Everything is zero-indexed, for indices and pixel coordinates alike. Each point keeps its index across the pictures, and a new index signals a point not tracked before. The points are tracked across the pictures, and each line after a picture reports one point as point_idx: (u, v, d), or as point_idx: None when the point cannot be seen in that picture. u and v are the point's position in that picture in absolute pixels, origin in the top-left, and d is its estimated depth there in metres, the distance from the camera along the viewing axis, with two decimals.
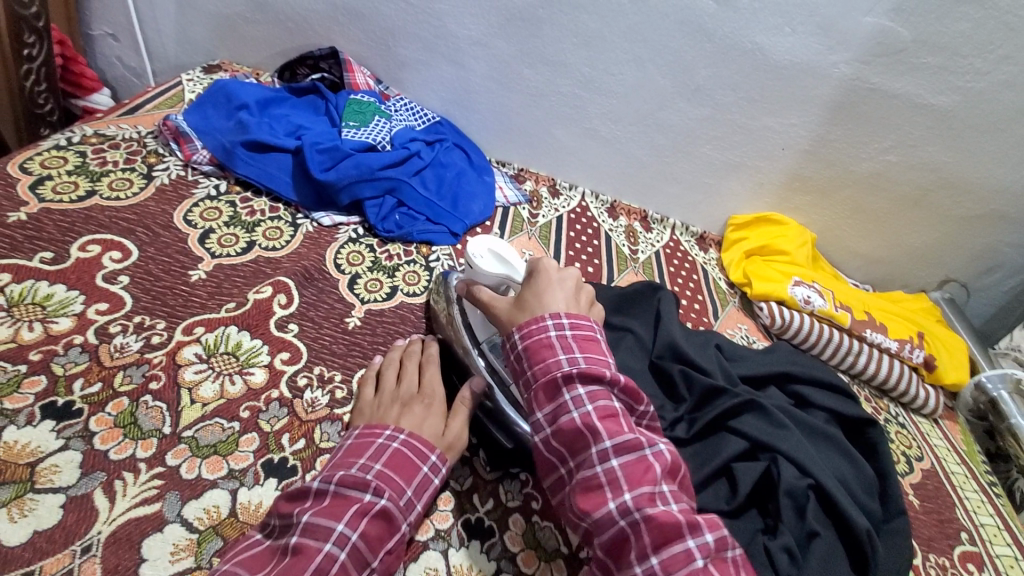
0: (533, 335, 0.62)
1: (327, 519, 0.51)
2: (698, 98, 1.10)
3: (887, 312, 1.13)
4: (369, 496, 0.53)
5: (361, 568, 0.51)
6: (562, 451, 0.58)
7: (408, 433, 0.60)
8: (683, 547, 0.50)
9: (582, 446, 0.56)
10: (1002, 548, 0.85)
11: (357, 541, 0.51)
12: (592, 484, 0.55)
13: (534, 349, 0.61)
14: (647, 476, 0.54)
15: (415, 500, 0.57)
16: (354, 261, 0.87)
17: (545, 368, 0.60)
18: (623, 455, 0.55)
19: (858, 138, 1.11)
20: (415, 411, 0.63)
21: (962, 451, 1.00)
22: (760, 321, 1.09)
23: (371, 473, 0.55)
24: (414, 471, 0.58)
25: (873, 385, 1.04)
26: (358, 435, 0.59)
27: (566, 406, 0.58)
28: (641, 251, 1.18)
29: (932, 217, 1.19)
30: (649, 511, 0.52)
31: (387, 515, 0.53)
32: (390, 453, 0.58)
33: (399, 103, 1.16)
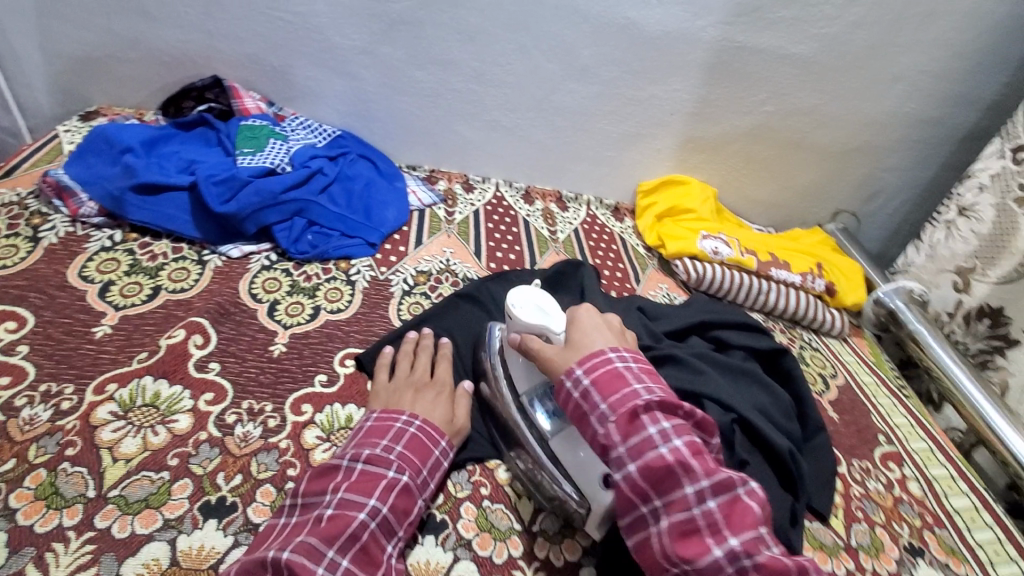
0: (601, 368, 0.60)
1: (359, 494, 0.57)
2: (586, 77, 1.15)
3: (789, 249, 1.22)
4: (393, 472, 0.59)
5: (389, 536, 0.57)
6: (648, 488, 0.54)
7: (423, 418, 0.66)
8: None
9: (672, 485, 0.53)
10: (918, 443, 0.94)
11: (388, 511, 0.57)
12: (691, 527, 0.52)
13: (605, 383, 0.59)
14: (749, 519, 0.52)
15: (430, 478, 0.63)
16: (271, 288, 0.86)
17: (622, 400, 0.57)
18: (719, 495, 0.53)
19: (738, 93, 1.19)
20: (427, 395, 0.71)
21: (872, 363, 1.10)
22: (678, 278, 1.16)
23: (394, 453, 0.61)
24: (428, 452, 0.63)
25: (786, 317, 1.13)
26: (376, 419, 0.65)
27: (652, 440, 0.55)
28: (560, 230, 1.22)
29: (815, 156, 1.29)
30: (759, 556, 0.50)
31: (409, 489, 0.60)
32: (407, 437, 0.63)
33: (295, 123, 1.16)
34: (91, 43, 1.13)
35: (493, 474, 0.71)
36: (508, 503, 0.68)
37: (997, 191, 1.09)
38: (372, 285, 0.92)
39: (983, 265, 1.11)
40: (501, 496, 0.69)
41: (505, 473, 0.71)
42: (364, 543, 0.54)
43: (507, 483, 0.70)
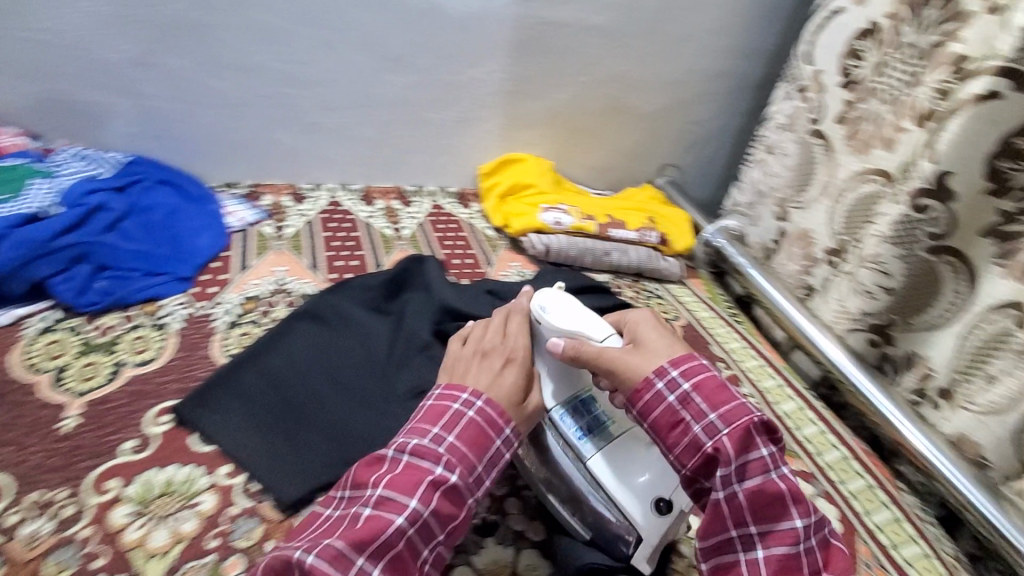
0: (707, 377, 0.61)
1: (400, 493, 0.54)
2: (400, 66, 1.14)
3: (623, 208, 1.29)
4: (441, 469, 0.57)
5: (427, 539, 0.55)
6: (754, 511, 0.56)
7: (484, 399, 0.63)
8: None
9: (777, 517, 0.57)
10: (751, 362, 1.05)
11: (431, 513, 0.55)
12: (791, 563, 0.55)
13: (713, 393, 0.60)
14: (843, 564, 0.57)
15: (484, 474, 0.60)
16: (56, 353, 0.74)
17: (736, 415, 0.58)
18: (817, 535, 0.57)
19: (552, 66, 1.23)
20: (495, 364, 0.69)
21: (707, 298, 1.21)
22: (528, 254, 1.17)
23: (444, 446, 0.58)
24: (484, 446, 0.61)
25: (632, 272, 1.20)
26: (439, 397, 0.63)
27: (765, 463, 0.57)
28: (405, 227, 1.18)
29: (634, 118, 1.37)
30: None
31: (459, 490, 0.57)
32: (463, 425, 0.60)
33: (66, 155, 0.99)
34: None
35: None
36: None
37: (797, 131, 1.22)
38: (190, 323, 0.82)
39: (794, 193, 1.22)
40: None
41: None
42: (398, 550, 0.53)
43: None
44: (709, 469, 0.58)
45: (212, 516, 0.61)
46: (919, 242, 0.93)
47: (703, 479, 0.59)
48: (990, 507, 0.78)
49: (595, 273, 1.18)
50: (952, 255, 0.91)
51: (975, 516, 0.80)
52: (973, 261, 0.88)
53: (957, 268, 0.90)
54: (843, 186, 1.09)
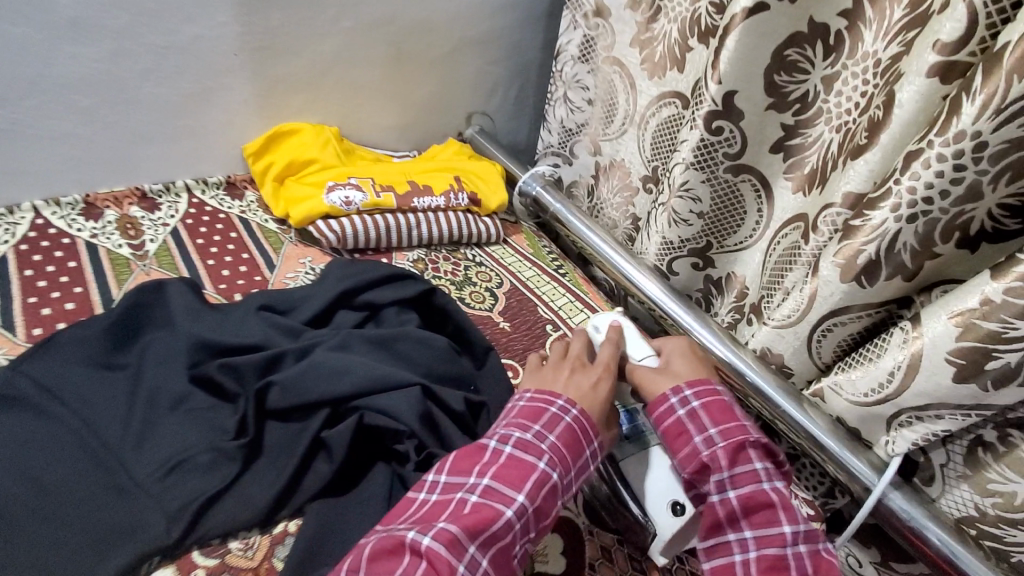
0: (711, 394, 0.67)
1: (508, 486, 0.55)
2: (81, 33, 0.85)
3: (427, 171, 1.15)
4: (541, 466, 0.57)
5: (525, 535, 0.55)
6: (741, 514, 0.60)
7: (579, 409, 0.63)
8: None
9: (766, 523, 0.59)
10: (579, 317, 1.00)
11: (533, 510, 0.55)
12: (779, 565, 0.57)
13: (714, 408, 0.66)
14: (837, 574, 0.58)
15: (573, 479, 0.61)
16: None
17: (732, 429, 0.64)
18: (811, 543, 0.59)
19: (302, 13, 1.00)
20: (586, 376, 0.69)
21: (530, 255, 1.13)
22: (321, 245, 1.00)
23: (547, 444, 0.59)
24: (578, 450, 0.61)
25: (446, 243, 1.08)
26: (534, 398, 0.64)
27: (758, 474, 0.61)
28: (149, 239, 0.93)
29: (423, 65, 1.20)
30: None
31: (554, 488, 0.58)
32: (564, 426, 0.61)
33: None
34: None
35: None
36: None
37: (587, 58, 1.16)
38: None
39: (602, 127, 1.16)
40: None
41: None
42: (501, 543, 0.53)
43: None
44: (706, 475, 0.63)
45: None
46: (720, 164, 0.87)
47: (700, 484, 0.63)
48: (787, 402, 0.82)
49: (406, 250, 1.04)
50: (750, 174, 0.87)
51: (783, 423, 0.84)
52: (767, 177, 0.86)
53: (757, 186, 0.87)
54: (643, 112, 1.05)
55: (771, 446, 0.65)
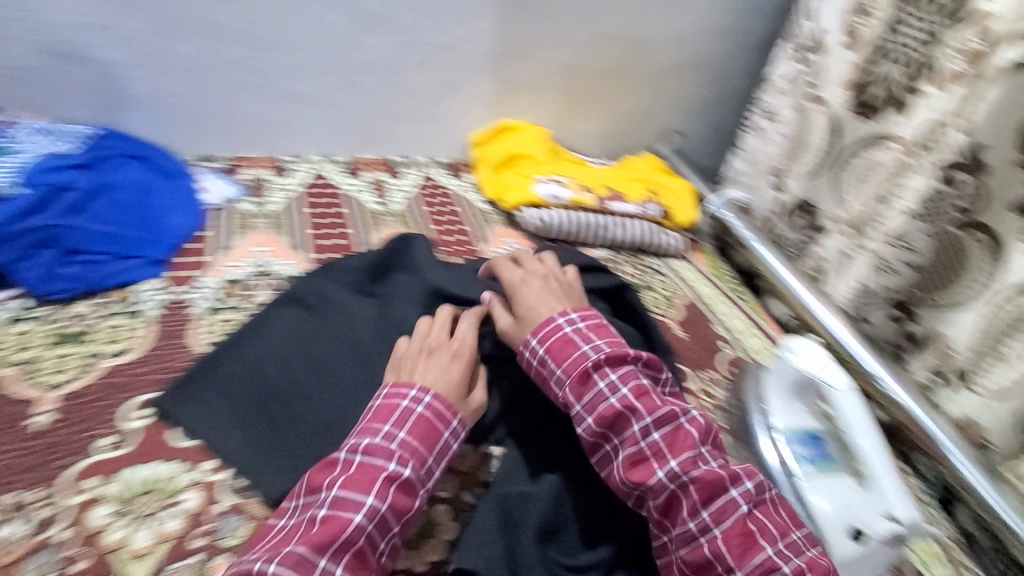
0: (551, 336, 0.67)
1: (356, 492, 0.54)
2: (378, 26, 1.02)
3: (624, 179, 1.24)
4: (393, 466, 0.56)
5: (387, 534, 0.54)
6: (603, 432, 0.62)
7: (433, 394, 0.62)
8: (728, 499, 0.58)
9: (621, 424, 0.61)
10: (753, 342, 1.04)
11: (388, 509, 0.54)
12: (639, 458, 0.60)
13: (557, 349, 0.66)
14: (687, 442, 0.60)
15: (435, 466, 0.60)
16: (25, 343, 0.70)
17: (573, 362, 0.64)
18: (663, 427, 0.61)
19: (542, 27, 1.14)
20: (440, 360, 0.66)
21: (712, 275, 1.18)
22: (524, 229, 1.13)
23: (395, 443, 0.57)
24: (436, 438, 0.60)
25: (632, 247, 1.15)
26: (384, 397, 0.61)
27: (603, 393, 0.62)
28: (394, 201, 1.13)
29: (634, 80, 1.29)
30: (695, 472, 0.58)
31: (410, 484, 0.57)
32: (415, 419, 0.60)
33: (25, 130, 0.90)
34: None
35: None
36: None
37: (794, 91, 1.15)
38: (167, 310, 0.78)
39: (788, 163, 1.16)
40: None
41: None
42: (360, 545, 0.52)
43: None
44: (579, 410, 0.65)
45: (198, 514, 0.60)
46: (947, 217, 0.86)
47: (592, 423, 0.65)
48: (978, 476, 0.78)
49: (592, 246, 1.13)
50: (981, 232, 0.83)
51: (969, 496, 0.79)
52: (1001, 237, 0.81)
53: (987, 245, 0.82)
54: (848, 148, 1.04)
55: (613, 359, 0.65)
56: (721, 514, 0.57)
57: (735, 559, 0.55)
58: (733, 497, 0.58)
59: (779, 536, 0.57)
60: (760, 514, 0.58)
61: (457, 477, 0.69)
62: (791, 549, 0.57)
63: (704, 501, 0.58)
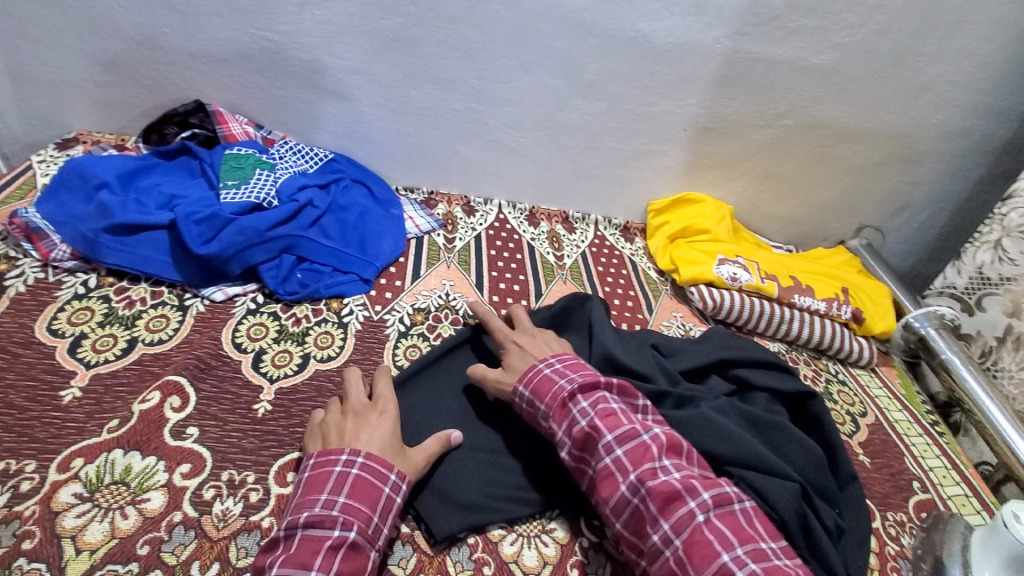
0: (532, 377, 0.69)
1: (298, 568, 0.50)
2: (593, 93, 1.06)
3: (811, 273, 1.16)
4: (338, 531, 0.54)
5: None
6: (578, 454, 0.64)
7: (365, 454, 0.60)
8: (686, 510, 0.56)
9: (590, 444, 0.63)
10: (952, 489, 0.90)
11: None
12: (604, 473, 0.60)
13: (537, 387, 0.68)
14: (647, 455, 0.60)
15: (383, 524, 0.57)
16: (256, 335, 0.79)
17: (550, 395, 0.67)
18: (624, 442, 0.61)
19: (753, 108, 1.10)
20: (368, 420, 0.65)
21: (902, 396, 1.05)
22: (693, 306, 1.08)
23: (337, 508, 0.55)
24: (377, 496, 0.58)
25: (810, 347, 1.06)
26: (314, 467, 0.59)
27: (571, 416, 0.64)
28: (567, 255, 1.15)
29: (836, 170, 1.21)
30: (651, 483, 0.58)
31: (358, 546, 0.54)
32: (350, 483, 0.57)
33: (283, 147, 1.05)
34: (65, 68, 1.02)
35: (497, 550, 0.64)
36: None
37: None
38: (366, 326, 0.86)
39: None
40: None
41: (512, 547, 0.65)
42: None
43: (513, 560, 0.63)
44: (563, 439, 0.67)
45: None
46: None
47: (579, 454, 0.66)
48: None
49: (767, 339, 1.06)
50: None
51: None
52: None
53: None
54: None
55: (587, 385, 0.67)
56: (680, 525, 0.56)
57: (694, 568, 0.53)
58: (690, 508, 0.56)
59: (740, 543, 0.54)
60: (721, 523, 0.56)
61: (612, 565, 0.66)
62: (752, 556, 0.53)
63: (663, 513, 0.56)
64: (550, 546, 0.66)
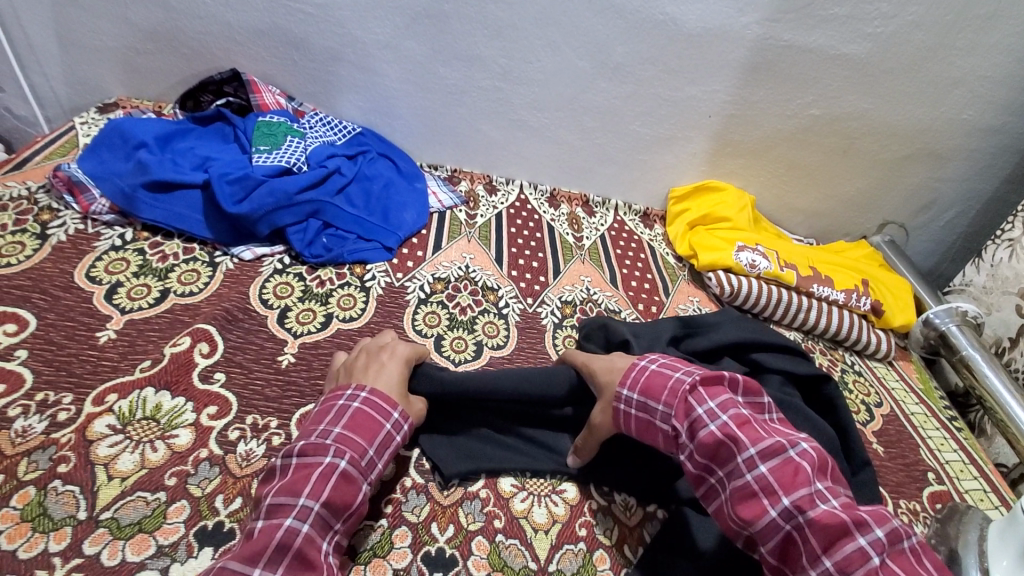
0: (642, 375, 0.64)
1: (289, 496, 0.52)
2: (619, 76, 1.06)
3: (831, 265, 1.16)
4: (330, 458, 0.54)
5: (326, 533, 0.52)
6: (707, 464, 0.57)
7: (368, 391, 0.61)
8: (856, 546, 0.48)
9: (728, 458, 0.56)
10: (969, 483, 0.89)
11: (322, 507, 0.52)
12: (747, 492, 0.54)
13: (651, 386, 0.63)
14: (802, 477, 0.53)
15: (377, 459, 0.58)
16: (282, 293, 0.82)
17: (670, 394, 0.61)
18: (771, 459, 0.54)
19: (779, 96, 1.10)
20: (380, 362, 0.67)
21: (919, 390, 1.04)
22: (711, 291, 1.09)
23: (331, 437, 0.56)
24: (376, 431, 0.59)
25: (827, 337, 1.06)
26: (322, 401, 0.61)
27: (700, 420, 0.58)
28: (586, 237, 1.16)
29: (862, 163, 1.21)
30: (811, 512, 0.50)
31: (350, 477, 0.55)
32: (350, 415, 0.59)
33: (314, 119, 1.08)
34: (108, 33, 1.05)
35: (508, 506, 0.65)
36: (524, 538, 0.63)
37: None
38: (387, 292, 0.88)
39: None
40: (516, 531, 0.63)
41: (522, 504, 0.66)
42: (297, 549, 0.49)
43: (524, 516, 0.65)
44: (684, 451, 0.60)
45: (390, 481, 0.65)
46: None
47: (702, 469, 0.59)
48: None
49: (783, 327, 1.07)
50: None
51: None
52: None
53: None
54: None
55: (709, 384, 0.61)
56: (848, 563, 0.48)
57: None
58: (862, 545, 0.48)
59: None
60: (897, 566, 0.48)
61: (619, 528, 0.67)
62: None
63: (826, 547, 0.49)
64: (560, 505, 0.67)
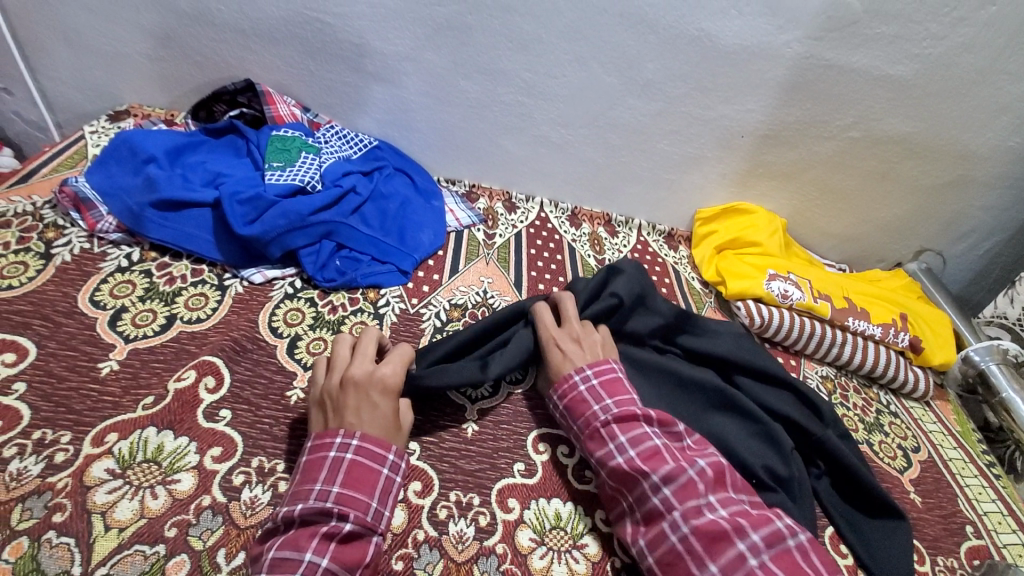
0: (568, 394, 0.69)
1: (293, 551, 0.49)
2: (649, 93, 1.02)
3: (866, 295, 1.11)
4: (334, 521, 0.52)
5: None
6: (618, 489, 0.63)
7: (360, 436, 0.57)
8: (737, 552, 0.53)
9: (633, 484, 0.61)
10: (1008, 536, 0.83)
11: (327, 566, 0.49)
12: (652, 513, 0.59)
13: (572, 406, 0.68)
14: (694, 491, 0.58)
15: (383, 508, 0.55)
16: (292, 320, 0.78)
17: (585, 421, 0.67)
18: (671, 483, 0.59)
19: (816, 118, 1.05)
20: (370, 395, 0.60)
21: (957, 433, 0.99)
22: (738, 321, 1.04)
23: (331, 498, 0.52)
24: (376, 480, 0.56)
25: (861, 374, 1.01)
26: (311, 452, 0.56)
27: (610, 452, 0.63)
28: (608, 259, 1.11)
29: (900, 188, 1.15)
30: (696, 522, 0.56)
31: (355, 533, 0.52)
32: (346, 468, 0.55)
33: (329, 132, 1.04)
34: (121, 39, 1.02)
35: (526, 563, 0.61)
36: None
37: None
38: (402, 319, 0.84)
39: None
40: None
41: (541, 561, 0.62)
42: None
43: (542, 574, 0.61)
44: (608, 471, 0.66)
45: (402, 534, 0.61)
46: None
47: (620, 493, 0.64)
48: None
49: (814, 362, 1.02)
50: None
51: None
52: None
53: None
54: None
55: (624, 419, 0.65)
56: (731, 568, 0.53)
57: None
58: (740, 550, 0.53)
59: None
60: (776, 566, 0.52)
61: None
62: None
63: (711, 555, 0.54)
64: (581, 562, 0.63)
